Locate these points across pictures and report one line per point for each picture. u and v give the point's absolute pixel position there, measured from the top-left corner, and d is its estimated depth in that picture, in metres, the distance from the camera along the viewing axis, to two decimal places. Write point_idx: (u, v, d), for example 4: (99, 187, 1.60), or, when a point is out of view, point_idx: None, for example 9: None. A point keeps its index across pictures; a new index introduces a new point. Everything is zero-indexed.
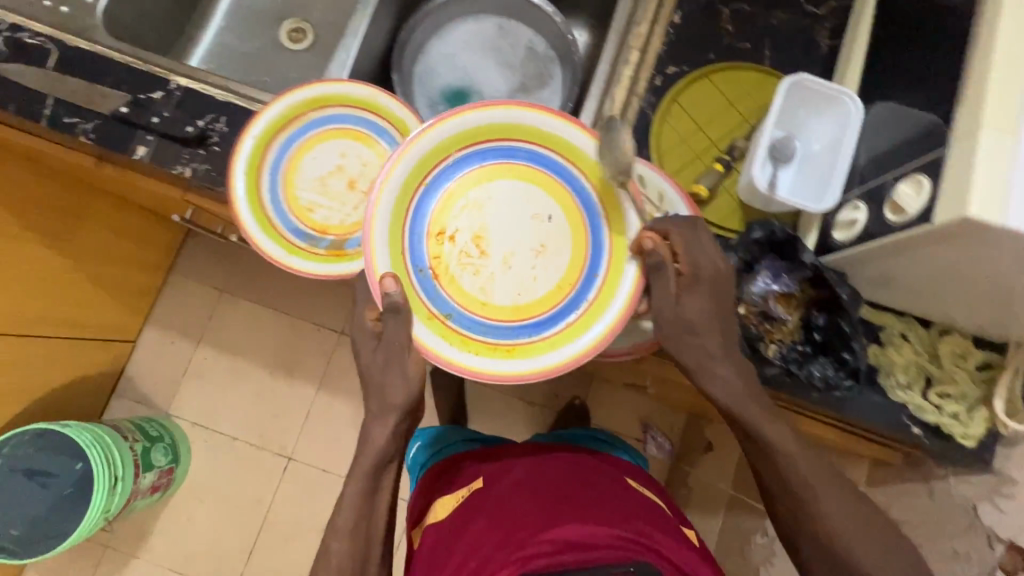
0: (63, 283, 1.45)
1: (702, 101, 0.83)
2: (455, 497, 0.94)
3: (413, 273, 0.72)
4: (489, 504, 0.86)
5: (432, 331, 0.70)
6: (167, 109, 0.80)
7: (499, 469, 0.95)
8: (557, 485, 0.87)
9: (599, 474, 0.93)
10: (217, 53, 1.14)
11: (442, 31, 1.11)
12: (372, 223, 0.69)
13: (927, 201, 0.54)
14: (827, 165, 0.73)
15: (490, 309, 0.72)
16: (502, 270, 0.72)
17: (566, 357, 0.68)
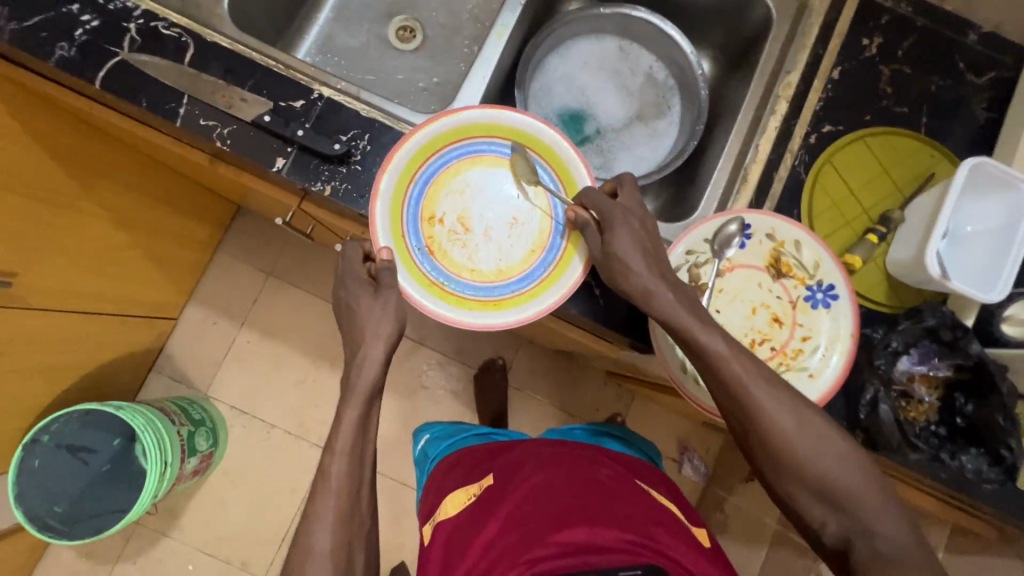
0: (122, 261, 1.39)
1: (857, 165, 0.81)
2: (464, 491, 0.82)
3: (411, 252, 0.75)
4: (498, 500, 0.75)
5: (432, 297, 0.74)
6: (310, 122, 0.77)
7: (510, 461, 0.84)
8: (569, 480, 0.76)
9: (612, 469, 0.81)
10: (324, 48, 1.09)
11: (562, 47, 1.07)
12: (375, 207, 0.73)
13: None
14: (991, 253, 0.72)
15: (478, 275, 0.76)
16: (485, 239, 0.77)
17: (546, 302, 0.73)
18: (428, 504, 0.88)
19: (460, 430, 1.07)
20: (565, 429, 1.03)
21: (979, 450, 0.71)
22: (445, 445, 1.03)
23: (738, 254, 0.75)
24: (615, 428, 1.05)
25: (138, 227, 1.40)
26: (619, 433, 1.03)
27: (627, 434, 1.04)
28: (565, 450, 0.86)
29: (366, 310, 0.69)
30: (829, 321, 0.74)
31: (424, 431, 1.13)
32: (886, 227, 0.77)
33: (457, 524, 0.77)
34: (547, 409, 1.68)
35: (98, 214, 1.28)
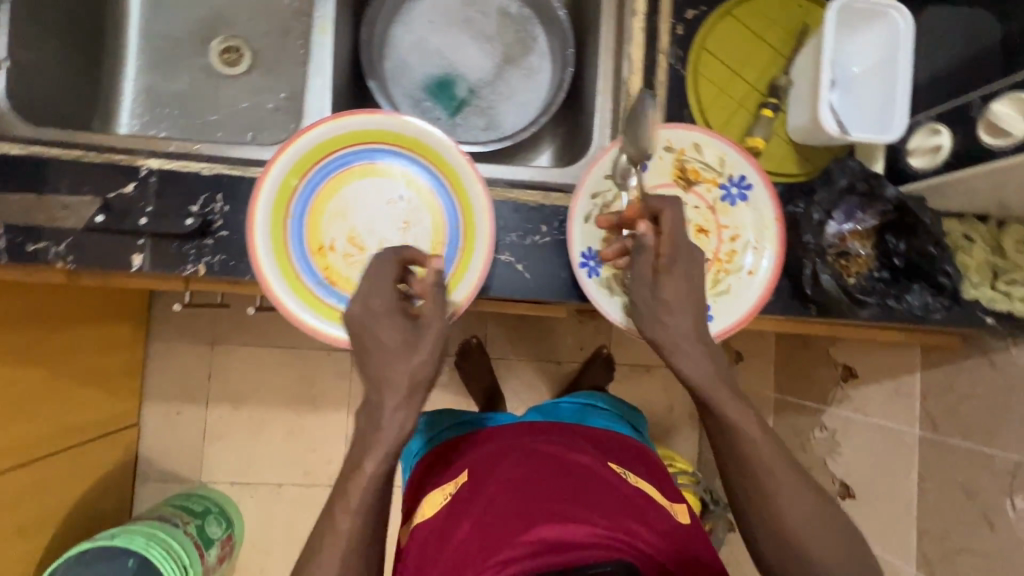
0: (52, 395, 1.27)
1: (731, 43, 0.77)
2: (439, 491, 0.84)
3: (313, 290, 0.67)
4: (473, 497, 0.78)
5: (348, 328, 0.66)
6: (150, 204, 0.68)
7: (488, 455, 0.85)
8: (542, 471, 0.80)
9: (588, 455, 0.85)
10: (148, 103, 0.96)
11: (402, 14, 0.97)
12: (257, 255, 0.64)
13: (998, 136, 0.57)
14: (879, 92, 0.69)
15: None
16: (384, 250, 0.68)
17: (459, 298, 0.66)
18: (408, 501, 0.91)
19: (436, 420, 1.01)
20: (546, 405, 1.03)
21: (922, 285, 0.72)
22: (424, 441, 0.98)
23: (644, 179, 0.72)
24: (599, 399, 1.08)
25: (54, 355, 1.27)
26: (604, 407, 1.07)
27: (607, 404, 1.06)
28: (539, 438, 0.88)
29: (393, 347, 0.56)
30: (750, 213, 0.72)
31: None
32: (777, 97, 0.74)
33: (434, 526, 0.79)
34: (532, 368, 1.69)
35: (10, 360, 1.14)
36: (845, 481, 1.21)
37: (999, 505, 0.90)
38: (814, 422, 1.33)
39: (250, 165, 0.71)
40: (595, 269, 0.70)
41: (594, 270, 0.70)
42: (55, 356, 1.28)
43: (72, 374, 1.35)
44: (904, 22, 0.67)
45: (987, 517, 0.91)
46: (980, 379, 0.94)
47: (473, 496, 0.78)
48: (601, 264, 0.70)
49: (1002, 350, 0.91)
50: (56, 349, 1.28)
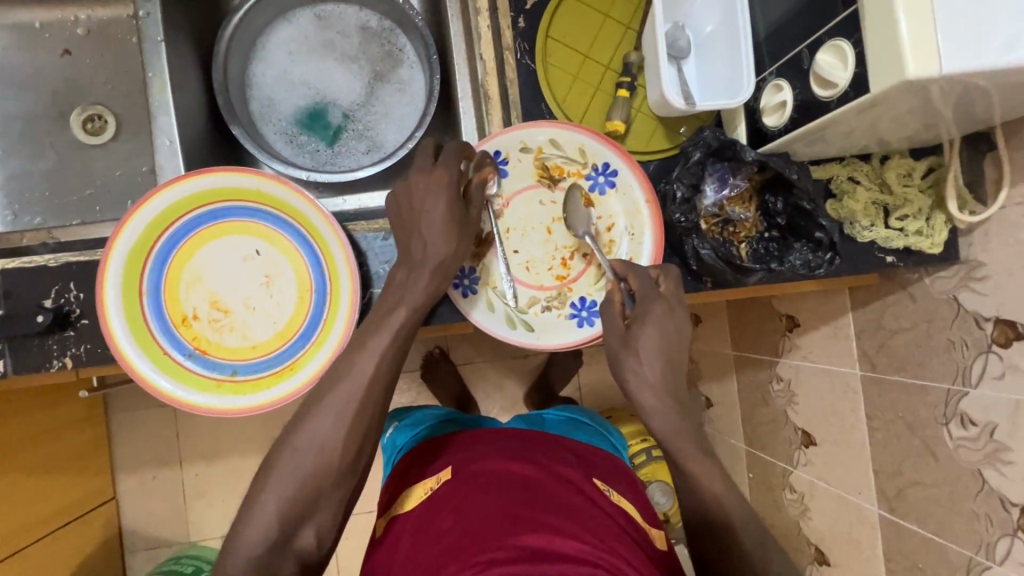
0: (17, 489, 1.25)
1: (577, 26, 0.74)
2: (424, 486, 0.84)
3: (184, 363, 0.65)
4: (458, 497, 0.77)
5: (225, 395, 0.65)
6: (2, 306, 0.65)
7: (477, 457, 0.85)
8: (530, 479, 0.81)
9: (575, 470, 0.86)
10: (16, 189, 0.93)
11: (258, 50, 0.94)
12: (114, 341, 0.62)
13: (835, 89, 0.53)
14: (726, 53, 0.67)
15: (262, 347, 0.67)
16: (251, 309, 0.67)
17: (332, 346, 0.65)
18: (387, 495, 0.90)
19: (427, 416, 1.05)
20: (532, 416, 1.07)
21: (804, 243, 0.70)
22: (411, 436, 1.00)
23: (505, 185, 0.70)
24: (581, 415, 1.10)
25: (13, 447, 1.25)
26: (586, 421, 1.08)
27: (592, 420, 1.10)
28: (528, 448, 0.89)
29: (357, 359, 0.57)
30: (620, 201, 0.70)
31: (390, 419, 1.10)
32: (630, 75, 0.72)
33: (416, 518, 0.78)
34: (496, 369, 1.68)
35: None
36: (805, 429, 1.21)
37: (938, 435, 0.89)
38: (771, 374, 1.32)
39: None
40: (471, 287, 0.68)
41: (470, 288, 0.68)
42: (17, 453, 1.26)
43: (35, 463, 1.33)
44: None
45: (930, 449, 0.91)
46: (904, 312, 0.93)
47: (453, 498, 0.78)
48: (477, 280, 0.68)
49: (918, 281, 0.90)
50: (15, 442, 1.26)
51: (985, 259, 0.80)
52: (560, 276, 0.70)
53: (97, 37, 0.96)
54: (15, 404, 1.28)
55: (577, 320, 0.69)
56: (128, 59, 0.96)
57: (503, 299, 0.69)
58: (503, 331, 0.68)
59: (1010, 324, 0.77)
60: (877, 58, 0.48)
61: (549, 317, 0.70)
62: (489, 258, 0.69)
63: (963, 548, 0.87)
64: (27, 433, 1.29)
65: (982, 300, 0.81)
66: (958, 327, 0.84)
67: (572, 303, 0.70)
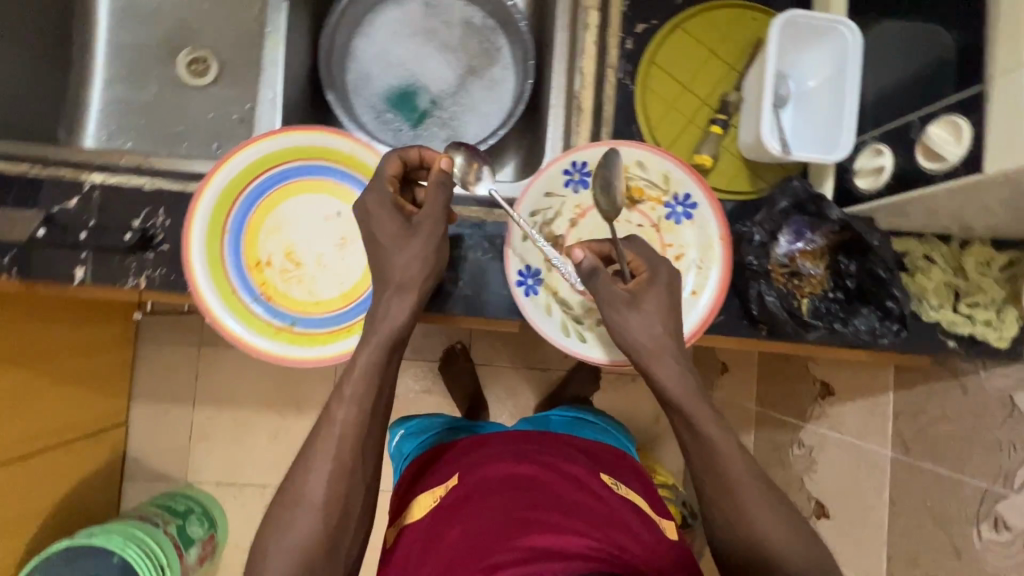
0: (42, 397, 1.28)
1: (681, 56, 0.75)
2: (429, 494, 0.85)
3: (249, 305, 0.67)
4: (461, 504, 0.79)
5: (282, 343, 0.66)
6: (94, 219, 0.69)
7: (477, 463, 0.86)
8: (536, 479, 0.82)
9: (581, 467, 0.87)
10: (116, 113, 0.98)
11: (364, 26, 0.98)
12: (192, 272, 0.65)
13: (947, 163, 0.52)
14: (826, 109, 0.67)
15: (325, 304, 0.68)
16: (322, 266, 0.69)
17: None
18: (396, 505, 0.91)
19: (434, 424, 1.06)
20: (538, 417, 1.06)
21: (870, 309, 0.70)
22: (417, 444, 1.02)
23: (584, 197, 0.71)
24: (588, 413, 1.09)
25: (46, 357, 1.28)
26: (593, 420, 1.07)
27: (599, 419, 1.09)
28: (530, 447, 0.89)
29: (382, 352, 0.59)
30: (694, 233, 0.71)
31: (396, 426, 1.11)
32: (726, 113, 0.73)
33: (423, 526, 0.80)
34: (514, 376, 1.67)
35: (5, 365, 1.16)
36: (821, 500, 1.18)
37: (965, 533, 0.87)
38: (792, 437, 1.30)
39: (193, 179, 0.72)
40: (533, 288, 0.70)
41: (532, 288, 0.70)
42: (57, 360, 1.32)
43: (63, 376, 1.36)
44: (852, 38, 0.65)
45: (956, 545, 0.88)
46: (951, 401, 0.91)
47: (459, 503, 0.79)
48: (540, 282, 0.70)
49: (972, 373, 0.88)
50: (47, 354, 1.29)
51: None
52: None
53: None
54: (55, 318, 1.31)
55: None
56: (241, 13, 1.01)
57: (561, 306, 0.70)
58: (557, 337, 0.69)
59: None
60: (998, 141, 0.48)
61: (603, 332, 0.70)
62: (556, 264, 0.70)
63: None
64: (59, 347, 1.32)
65: None
66: (1008, 427, 0.82)
67: None
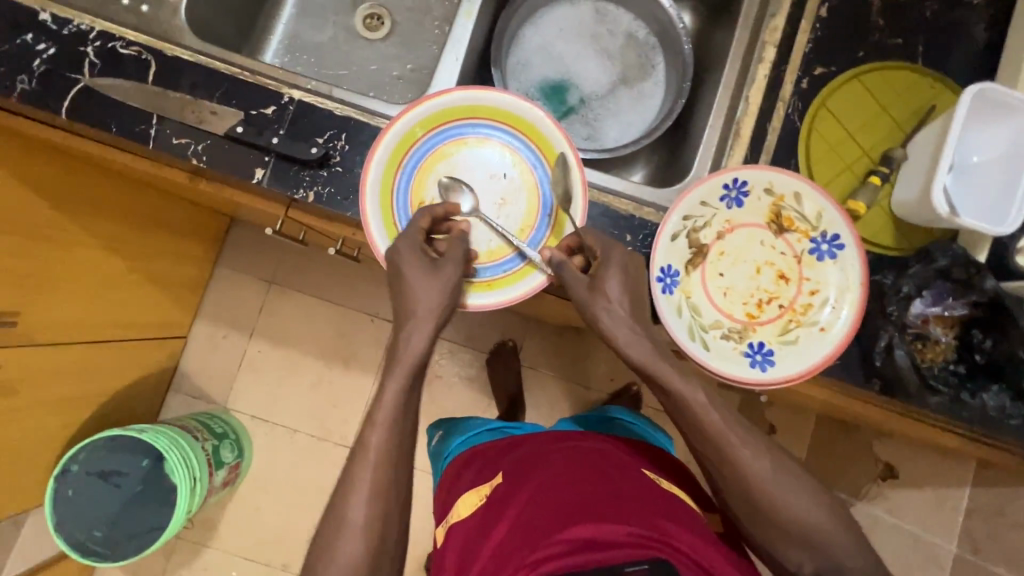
0: (130, 288, 1.29)
1: (853, 106, 0.78)
2: (475, 492, 0.85)
3: None
4: (508, 498, 0.79)
5: None
6: (283, 129, 0.74)
7: (518, 460, 0.85)
8: (573, 469, 0.79)
9: (614, 460, 0.83)
10: (291, 46, 1.05)
11: (535, 17, 1.03)
12: (365, 196, 0.70)
13: None
14: (997, 185, 0.69)
15: (471, 256, 0.72)
16: (477, 219, 0.73)
17: (535, 280, 0.71)
18: (443, 503, 0.91)
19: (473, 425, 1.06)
20: (578, 421, 1.04)
21: (1000, 387, 0.69)
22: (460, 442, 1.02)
23: (736, 213, 0.73)
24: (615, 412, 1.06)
25: (140, 252, 1.29)
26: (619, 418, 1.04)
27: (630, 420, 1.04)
28: (566, 442, 0.87)
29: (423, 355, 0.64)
30: (836, 273, 0.72)
31: (437, 427, 1.12)
32: (888, 167, 0.75)
33: (470, 526, 0.80)
34: (558, 386, 1.66)
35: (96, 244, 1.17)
36: None
37: None
38: None
39: (375, 115, 0.78)
40: (670, 286, 0.72)
41: (668, 287, 0.72)
42: (148, 260, 1.34)
43: (148, 276, 1.35)
44: None
45: None
46: None
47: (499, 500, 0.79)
48: (676, 283, 0.72)
49: None
50: (144, 249, 1.31)
51: None
52: (750, 314, 0.72)
53: None
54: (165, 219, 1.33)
55: (750, 360, 0.71)
56: None
57: (692, 311, 0.72)
58: (683, 337, 0.70)
59: None
60: None
61: (724, 346, 0.71)
62: (695, 270, 0.73)
63: None
64: (154, 246, 1.33)
65: None
66: None
67: (750, 343, 0.71)
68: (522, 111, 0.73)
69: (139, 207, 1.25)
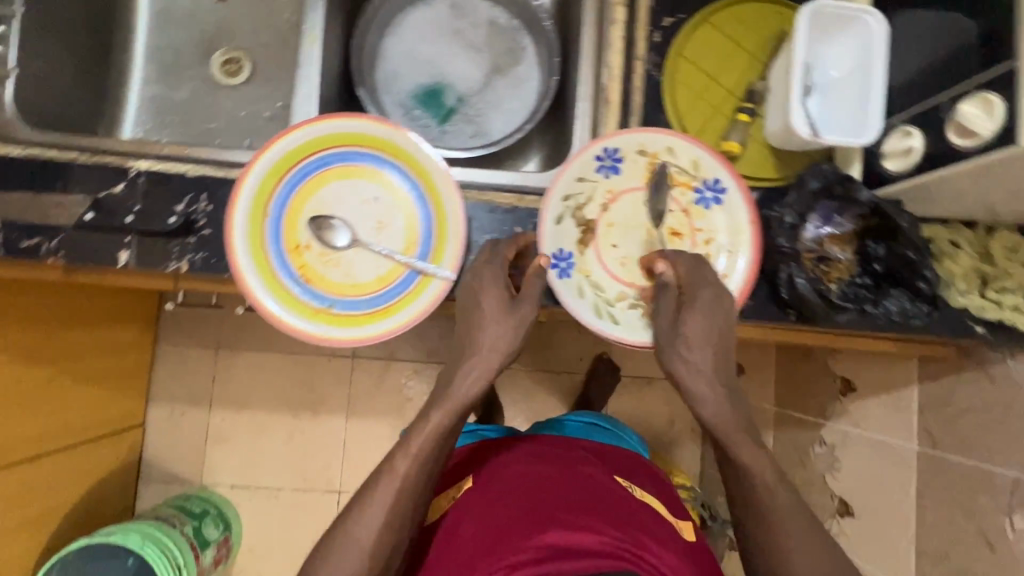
0: (75, 390, 1.26)
1: (708, 48, 0.77)
2: (450, 494, 0.82)
3: (288, 287, 0.68)
4: (481, 500, 0.76)
5: (320, 324, 0.67)
6: (138, 204, 0.71)
7: (495, 464, 0.83)
8: (554, 479, 0.77)
9: (597, 469, 0.83)
10: (151, 111, 1.01)
11: (393, 26, 1.01)
12: (235, 254, 0.66)
13: (998, 123, 0.52)
14: (854, 95, 0.69)
15: (361, 287, 0.69)
16: (358, 249, 0.70)
17: (429, 296, 0.68)
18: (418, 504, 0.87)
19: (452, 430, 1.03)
20: (553, 422, 1.06)
21: (900, 291, 0.71)
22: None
23: (616, 181, 0.72)
24: (601, 417, 1.09)
25: (78, 353, 1.26)
26: (606, 425, 1.07)
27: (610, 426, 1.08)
28: (550, 449, 0.87)
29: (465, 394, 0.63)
30: (724, 217, 0.72)
31: None
32: (752, 102, 0.75)
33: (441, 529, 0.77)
34: (530, 380, 1.63)
35: (37, 358, 1.14)
36: (844, 498, 1.18)
37: (999, 525, 0.85)
38: (815, 437, 1.29)
39: (234, 167, 0.74)
40: (567, 271, 0.71)
41: (565, 271, 0.71)
42: (80, 359, 1.27)
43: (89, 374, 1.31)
44: (880, 29, 0.67)
45: (986, 537, 0.87)
46: (977, 392, 0.90)
47: (474, 502, 0.76)
48: (573, 265, 0.71)
49: (999, 361, 0.88)
50: (82, 349, 1.27)
51: None
52: (652, 278, 0.72)
53: None
54: (98, 313, 1.30)
55: None
56: (274, 14, 1.04)
57: (593, 289, 0.71)
58: (589, 317, 0.70)
59: None
60: None
61: (632, 316, 0.71)
62: (588, 247, 0.72)
63: None
64: (90, 343, 1.29)
65: None
66: None
67: None
68: (378, 130, 0.70)
69: (49, 309, 1.16)
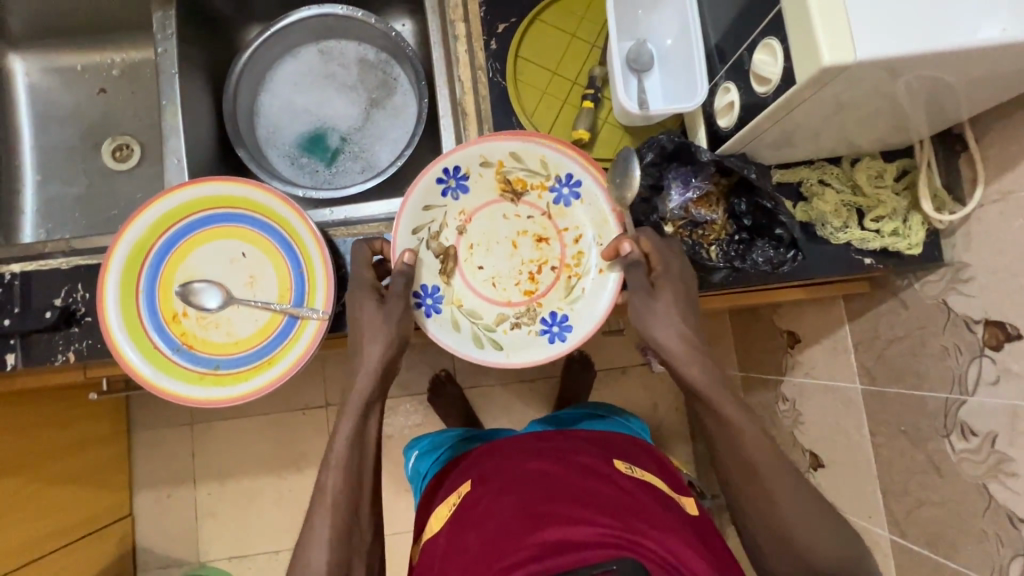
0: (49, 494, 1.18)
1: (545, 46, 0.80)
2: (447, 503, 0.78)
3: (173, 357, 0.70)
4: (477, 503, 0.72)
5: (209, 387, 0.69)
6: (18, 305, 0.72)
7: (485, 466, 0.79)
8: (546, 473, 0.73)
9: (591, 456, 0.78)
10: (51, 210, 1.03)
11: (266, 82, 1.03)
12: (112, 336, 0.68)
13: (782, 64, 0.53)
14: (683, 58, 0.71)
15: (244, 343, 0.71)
16: (234, 308, 0.72)
17: (306, 340, 0.69)
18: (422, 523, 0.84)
19: (446, 437, 1.00)
20: (549, 418, 1.02)
21: (765, 242, 0.72)
22: (433, 462, 0.96)
23: (468, 201, 0.75)
24: (597, 408, 1.04)
25: (45, 455, 1.18)
26: (604, 413, 1.02)
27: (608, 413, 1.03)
28: (542, 443, 0.81)
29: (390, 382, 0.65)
30: (586, 210, 0.75)
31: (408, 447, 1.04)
32: (594, 87, 0.77)
33: (440, 540, 0.73)
34: (505, 394, 1.52)
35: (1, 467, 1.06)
36: (813, 450, 1.16)
37: (941, 449, 0.84)
38: (777, 394, 1.28)
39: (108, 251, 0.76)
40: (435, 306, 0.73)
41: (433, 307, 0.73)
42: (50, 461, 1.19)
43: (64, 474, 1.24)
44: None
45: (934, 464, 0.86)
46: (896, 322, 0.90)
47: (472, 507, 0.72)
48: (440, 299, 0.73)
49: (908, 287, 0.87)
50: (48, 450, 1.19)
51: (968, 260, 0.78)
52: (527, 291, 0.74)
53: (128, 76, 1.07)
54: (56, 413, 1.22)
55: (548, 336, 0.73)
56: (153, 96, 1.07)
57: (469, 318, 0.73)
58: (470, 349, 0.71)
59: (1002, 327, 0.73)
60: (799, 51, 0.50)
61: (519, 333, 0.73)
62: (453, 276, 0.74)
63: (977, 573, 0.80)
64: (57, 443, 1.21)
65: (969, 302, 0.77)
66: (950, 332, 0.81)
67: (543, 318, 0.73)
68: (231, 189, 0.71)
69: (9, 419, 1.09)
